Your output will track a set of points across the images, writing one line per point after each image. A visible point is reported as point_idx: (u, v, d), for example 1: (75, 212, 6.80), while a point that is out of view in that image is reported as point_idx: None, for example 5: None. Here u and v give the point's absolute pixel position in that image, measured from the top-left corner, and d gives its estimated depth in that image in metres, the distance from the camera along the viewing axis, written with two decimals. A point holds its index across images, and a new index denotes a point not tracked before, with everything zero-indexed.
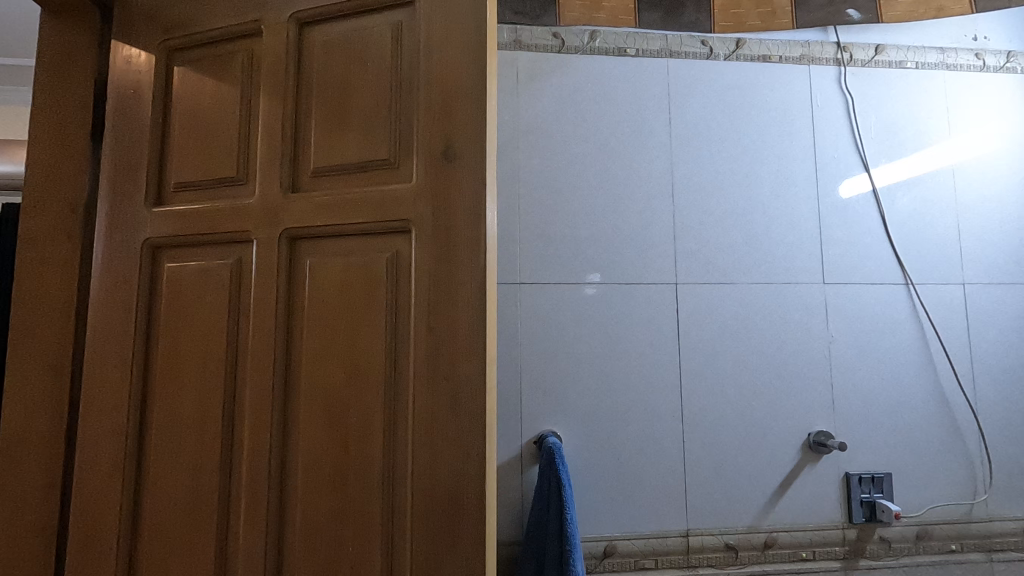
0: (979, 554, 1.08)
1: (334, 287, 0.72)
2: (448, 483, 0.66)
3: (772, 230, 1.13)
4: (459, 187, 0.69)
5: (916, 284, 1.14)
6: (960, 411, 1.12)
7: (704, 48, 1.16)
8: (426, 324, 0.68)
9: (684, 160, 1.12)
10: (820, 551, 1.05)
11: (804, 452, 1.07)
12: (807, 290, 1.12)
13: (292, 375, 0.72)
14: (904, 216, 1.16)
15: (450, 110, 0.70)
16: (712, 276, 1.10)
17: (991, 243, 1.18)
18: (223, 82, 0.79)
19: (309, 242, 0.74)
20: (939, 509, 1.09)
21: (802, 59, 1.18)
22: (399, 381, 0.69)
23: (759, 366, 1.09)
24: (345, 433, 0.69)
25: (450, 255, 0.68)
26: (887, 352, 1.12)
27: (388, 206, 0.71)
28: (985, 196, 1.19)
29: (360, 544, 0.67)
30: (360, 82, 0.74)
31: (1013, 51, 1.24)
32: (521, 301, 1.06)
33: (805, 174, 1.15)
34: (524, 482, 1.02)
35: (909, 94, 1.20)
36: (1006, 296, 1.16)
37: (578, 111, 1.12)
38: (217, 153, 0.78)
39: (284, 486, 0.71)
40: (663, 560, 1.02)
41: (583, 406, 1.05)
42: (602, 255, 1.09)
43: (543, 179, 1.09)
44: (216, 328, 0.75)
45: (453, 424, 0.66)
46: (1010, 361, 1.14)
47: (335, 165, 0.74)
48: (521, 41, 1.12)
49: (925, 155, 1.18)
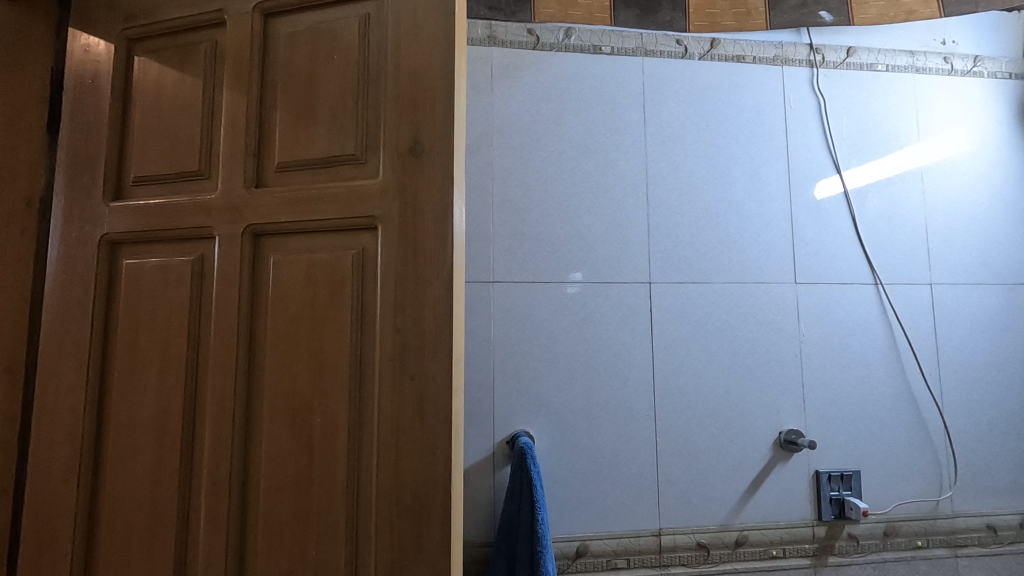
0: (944, 550, 1.10)
1: (298, 285, 0.70)
2: (413, 485, 0.65)
3: (746, 230, 1.13)
4: (427, 184, 0.68)
5: (885, 284, 1.16)
6: (927, 409, 1.14)
7: (679, 47, 1.16)
8: (392, 323, 0.67)
9: (658, 160, 1.12)
10: (790, 549, 1.06)
11: (775, 451, 1.08)
12: (779, 290, 1.13)
13: (255, 375, 0.70)
14: (874, 217, 1.18)
15: (417, 105, 0.69)
16: (686, 276, 1.10)
17: (957, 243, 1.20)
18: (185, 72, 0.77)
19: (274, 239, 0.72)
20: (906, 505, 1.11)
21: (776, 59, 1.18)
22: (365, 381, 0.67)
23: (732, 365, 1.09)
24: (309, 434, 0.67)
25: (417, 253, 0.67)
26: (857, 352, 1.13)
27: (354, 203, 0.69)
28: (952, 198, 1.21)
29: (324, 548, 0.66)
30: (327, 76, 0.72)
31: (980, 55, 1.26)
32: (495, 300, 1.05)
33: (778, 175, 1.16)
34: (496, 482, 1.01)
35: (880, 96, 1.21)
36: (971, 296, 1.19)
37: (553, 109, 1.11)
38: (180, 146, 0.76)
39: (246, 488, 0.69)
40: (636, 559, 1.02)
41: (557, 406, 1.04)
42: (576, 253, 1.08)
43: (518, 177, 1.09)
44: (175, 327, 0.72)
45: (419, 426, 0.65)
46: (975, 360, 1.17)
47: (300, 160, 0.72)
48: (495, 36, 1.11)
49: (895, 157, 1.20)
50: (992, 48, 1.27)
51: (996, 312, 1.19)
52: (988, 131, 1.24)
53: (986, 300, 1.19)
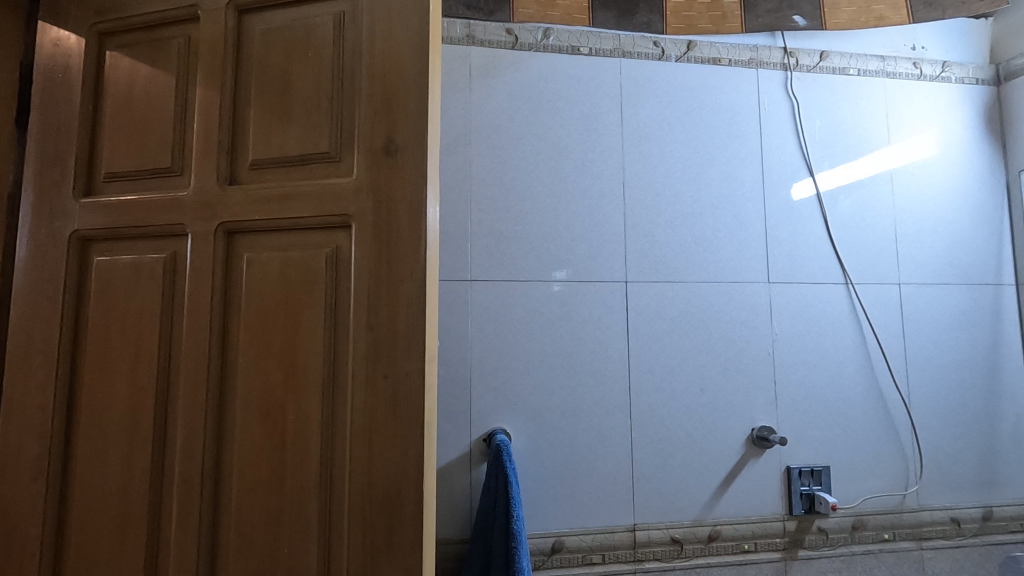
0: (910, 543, 1.13)
1: (272, 283, 0.70)
2: (386, 482, 0.65)
3: (720, 230, 1.15)
4: (401, 182, 0.68)
5: (855, 284, 1.19)
6: (894, 406, 1.17)
7: (656, 49, 1.17)
8: (365, 321, 0.67)
9: (636, 160, 1.14)
10: (761, 543, 1.08)
11: (748, 447, 1.10)
12: (753, 289, 1.15)
13: (227, 372, 0.70)
14: (846, 218, 1.20)
15: (392, 104, 0.69)
16: (662, 275, 1.12)
17: (925, 244, 1.23)
18: (158, 68, 0.76)
19: (247, 236, 0.71)
20: (874, 500, 1.14)
21: (751, 62, 1.20)
22: (338, 379, 0.68)
23: (707, 363, 1.11)
24: (282, 432, 0.68)
25: (391, 252, 0.67)
26: (828, 350, 1.16)
27: (327, 201, 0.69)
28: (921, 200, 1.24)
29: (297, 546, 0.66)
30: (301, 73, 0.72)
31: (949, 61, 1.29)
32: (473, 299, 1.06)
33: (752, 176, 1.17)
34: (473, 479, 1.02)
35: (853, 100, 1.24)
36: (938, 296, 1.22)
37: (532, 108, 1.12)
38: (152, 143, 0.75)
39: (218, 487, 0.69)
40: (611, 554, 1.03)
41: (534, 404, 1.05)
42: (555, 252, 1.09)
43: (496, 176, 1.09)
44: (147, 325, 0.72)
45: (392, 423, 0.65)
46: (941, 359, 1.20)
47: (273, 158, 0.72)
48: (474, 36, 1.11)
49: (867, 160, 1.23)
50: (960, 54, 1.30)
51: (961, 311, 1.22)
52: (955, 135, 1.28)
53: (952, 299, 1.22)
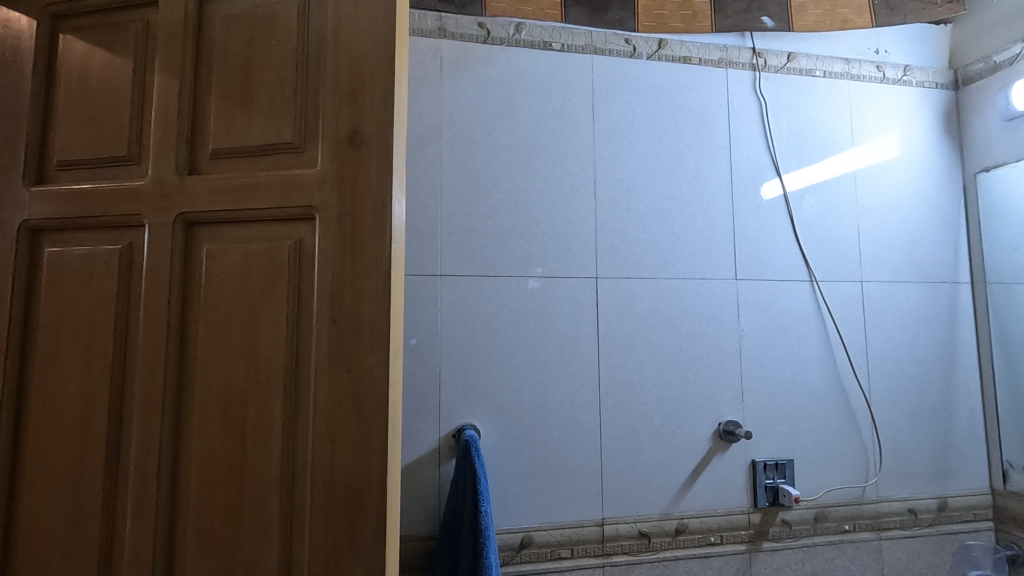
0: (869, 533, 1.17)
1: (232, 276, 0.68)
2: (349, 478, 0.64)
3: (690, 227, 1.16)
4: (367, 175, 0.67)
5: (819, 282, 1.21)
6: (856, 400, 1.20)
7: (628, 47, 1.18)
8: (328, 315, 0.66)
9: (606, 156, 1.14)
10: (726, 535, 1.10)
11: (715, 441, 1.12)
12: (721, 286, 1.16)
13: (186, 367, 0.68)
14: (811, 217, 1.23)
15: (357, 95, 0.68)
16: (632, 271, 1.13)
17: (886, 244, 1.26)
18: (115, 52, 0.74)
19: (208, 228, 0.69)
20: (836, 492, 1.16)
21: (721, 62, 1.22)
22: (301, 374, 0.66)
23: (676, 359, 1.12)
24: (243, 429, 0.66)
25: (356, 245, 0.66)
26: (793, 346, 1.18)
27: (291, 192, 0.68)
28: (883, 200, 1.27)
29: (257, 545, 0.65)
30: (264, 61, 0.71)
31: (910, 65, 1.33)
32: (442, 293, 1.05)
33: (721, 174, 1.19)
34: (442, 475, 1.02)
35: (819, 101, 1.26)
36: (898, 294, 1.25)
37: (504, 103, 1.11)
38: (109, 131, 0.72)
39: (175, 486, 0.67)
40: (580, 549, 1.04)
41: (505, 399, 1.05)
42: (526, 248, 1.09)
43: (466, 170, 1.08)
44: (102, 319, 0.69)
45: (356, 419, 0.65)
46: (901, 355, 1.24)
47: (235, 147, 0.70)
48: (445, 29, 1.10)
49: (832, 161, 1.25)
50: (921, 59, 1.34)
51: (920, 308, 1.26)
52: (916, 138, 1.31)
53: (911, 297, 1.26)
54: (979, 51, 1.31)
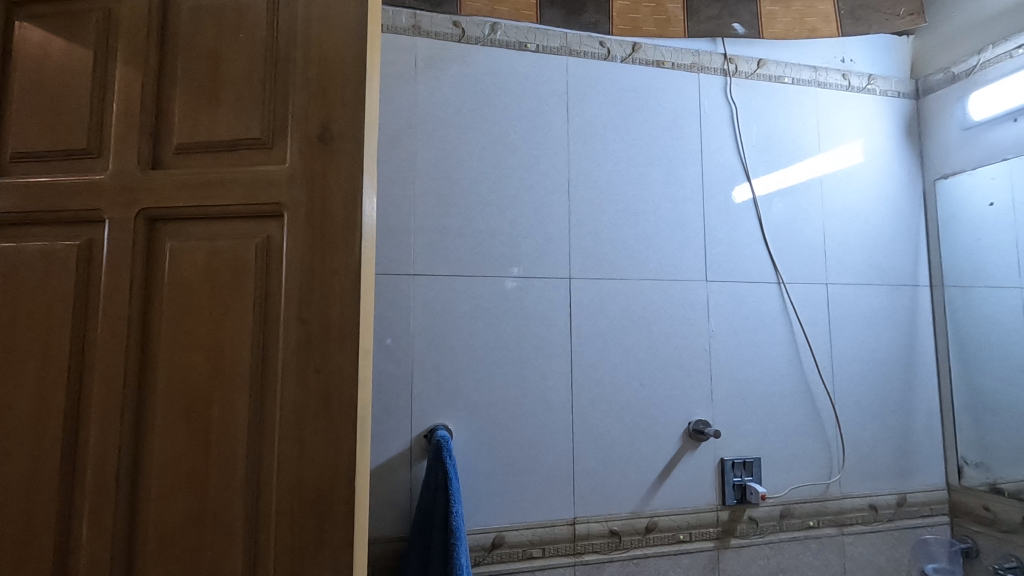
0: (833, 529, 1.20)
1: (197, 273, 0.66)
2: (316, 480, 0.63)
3: (662, 229, 1.18)
4: (336, 172, 0.66)
5: (787, 284, 1.24)
6: (821, 400, 1.23)
7: (602, 49, 1.19)
8: (297, 314, 0.65)
9: (580, 158, 1.15)
10: (695, 533, 1.12)
11: (685, 440, 1.13)
12: (692, 287, 1.18)
13: (147, 367, 0.66)
14: (779, 220, 1.25)
15: (328, 91, 0.67)
16: (605, 272, 1.14)
17: (851, 247, 1.30)
18: (73, 40, 0.71)
19: (172, 224, 0.67)
20: (801, 489, 1.19)
21: (693, 66, 1.24)
22: (268, 375, 0.65)
23: (647, 359, 1.14)
24: (206, 429, 0.64)
25: (325, 242, 0.65)
26: (761, 347, 1.21)
27: (258, 188, 0.66)
28: (849, 204, 1.31)
29: (221, 548, 0.63)
30: (232, 55, 0.69)
31: (874, 74, 1.37)
32: (416, 293, 1.04)
33: (693, 177, 1.21)
34: (414, 476, 1.01)
35: (787, 107, 1.29)
36: (862, 296, 1.29)
37: (478, 102, 1.11)
38: (67, 122, 0.70)
39: (135, 488, 0.65)
40: (551, 548, 1.05)
41: (478, 399, 1.05)
42: (500, 248, 1.09)
43: (440, 169, 1.08)
44: (57, 317, 0.67)
45: (323, 419, 0.64)
46: (864, 355, 1.27)
47: (200, 142, 0.68)
48: (420, 27, 1.10)
49: (800, 166, 1.29)
50: (884, 69, 1.39)
51: (882, 309, 1.30)
52: (879, 145, 1.36)
53: (874, 299, 1.30)
54: (939, 63, 1.36)
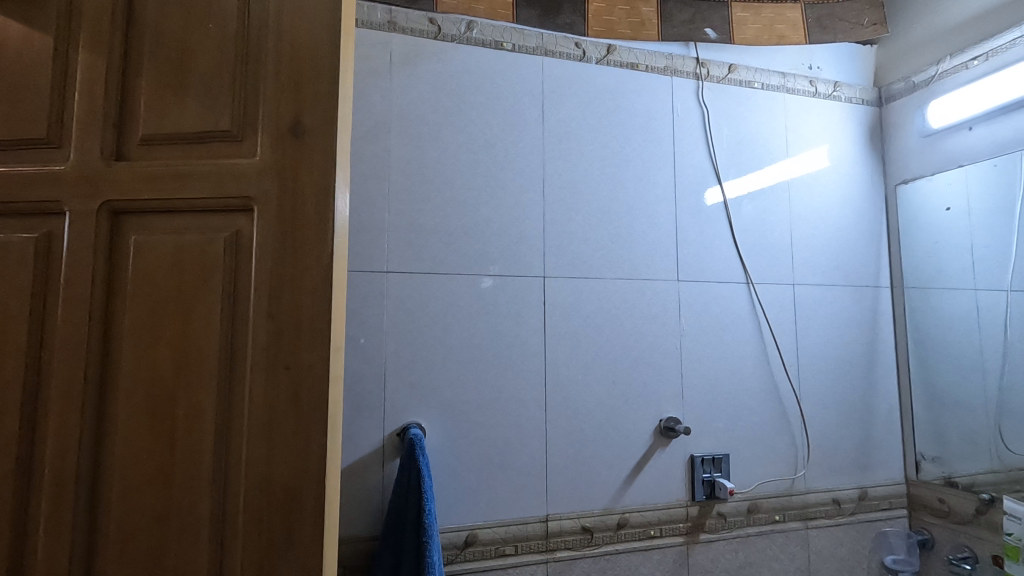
0: (798, 523, 1.23)
1: (163, 268, 0.64)
2: (285, 478, 0.62)
3: (635, 229, 1.19)
4: (308, 166, 0.65)
5: (755, 284, 1.27)
6: (787, 397, 1.26)
7: (577, 50, 1.20)
8: (266, 310, 0.64)
9: (555, 157, 1.16)
10: (665, 528, 1.14)
11: (656, 437, 1.15)
12: (664, 287, 1.20)
13: (110, 363, 0.64)
14: (749, 222, 1.28)
15: (300, 83, 0.66)
16: (579, 271, 1.15)
17: (816, 248, 1.34)
18: (29, 24, 0.68)
19: (137, 217, 0.65)
20: (768, 484, 1.22)
21: (666, 69, 1.26)
22: (235, 372, 0.64)
23: (620, 357, 1.15)
24: (171, 427, 0.63)
25: (296, 238, 0.65)
26: (730, 346, 1.23)
27: (227, 182, 0.65)
28: (815, 207, 1.35)
29: (186, 548, 0.62)
30: (201, 45, 0.68)
31: (839, 82, 1.42)
32: (389, 290, 1.04)
33: (666, 179, 1.23)
34: (387, 475, 1.00)
35: (757, 111, 1.32)
36: (826, 297, 1.33)
37: (454, 100, 1.11)
38: (23, 109, 0.66)
39: (95, 488, 0.62)
40: (524, 545, 1.05)
41: (452, 398, 1.04)
42: (475, 247, 1.09)
43: (415, 166, 1.07)
44: (13, 313, 0.64)
45: (293, 417, 0.63)
46: (828, 354, 1.31)
47: (167, 133, 0.67)
48: (396, 23, 1.09)
49: (769, 169, 1.32)
50: (849, 76, 1.43)
51: (846, 309, 1.35)
52: (844, 150, 1.40)
53: (838, 299, 1.34)
54: (900, 72, 1.41)
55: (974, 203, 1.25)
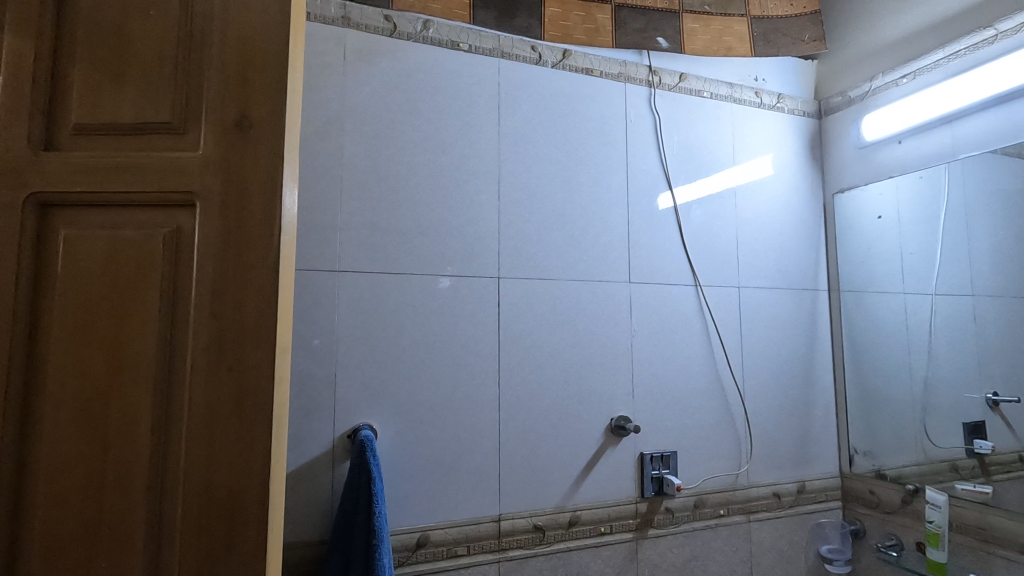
0: (741, 517, 1.28)
1: (97, 265, 0.61)
2: (226, 482, 0.60)
3: (589, 231, 1.21)
4: (254, 161, 0.63)
5: (703, 286, 1.31)
6: (731, 396, 1.31)
7: (533, 54, 1.21)
8: (208, 309, 0.62)
9: (510, 159, 1.17)
10: (616, 525, 1.16)
11: (607, 436, 1.17)
12: (616, 289, 1.22)
13: (35, 366, 0.60)
14: (698, 226, 1.33)
15: (246, 76, 0.64)
16: (533, 272, 1.16)
17: (760, 252, 1.39)
18: None
19: (68, 210, 0.62)
20: (713, 480, 1.27)
21: (620, 76, 1.29)
22: (174, 373, 0.61)
23: (572, 358, 1.17)
24: (104, 432, 0.60)
25: (241, 235, 0.63)
26: (678, 346, 1.27)
27: (168, 176, 0.63)
28: (759, 213, 1.41)
29: (120, 557, 0.59)
30: (141, 32, 0.65)
31: (783, 94, 1.49)
32: (340, 290, 1.02)
33: (619, 183, 1.26)
34: (337, 478, 0.98)
35: (706, 119, 1.37)
36: (769, 299, 1.39)
37: (409, 99, 1.10)
38: None
39: (17, 498, 0.59)
40: (476, 545, 1.05)
41: (404, 399, 1.03)
42: (430, 247, 1.09)
43: (368, 164, 1.06)
44: None
45: (235, 420, 0.61)
46: (770, 354, 1.37)
47: (103, 124, 0.63)
48: (350, 18, 1.07)
49: (717, 176, 1.37)
50: (791, 89, 1.51)
51: (787, 312, 1.41)
52: (786, 159, 1.47)
53: (780, 302, 1.40)
54: (838, 87, 1.49)
55: (904, 212, 1.33)
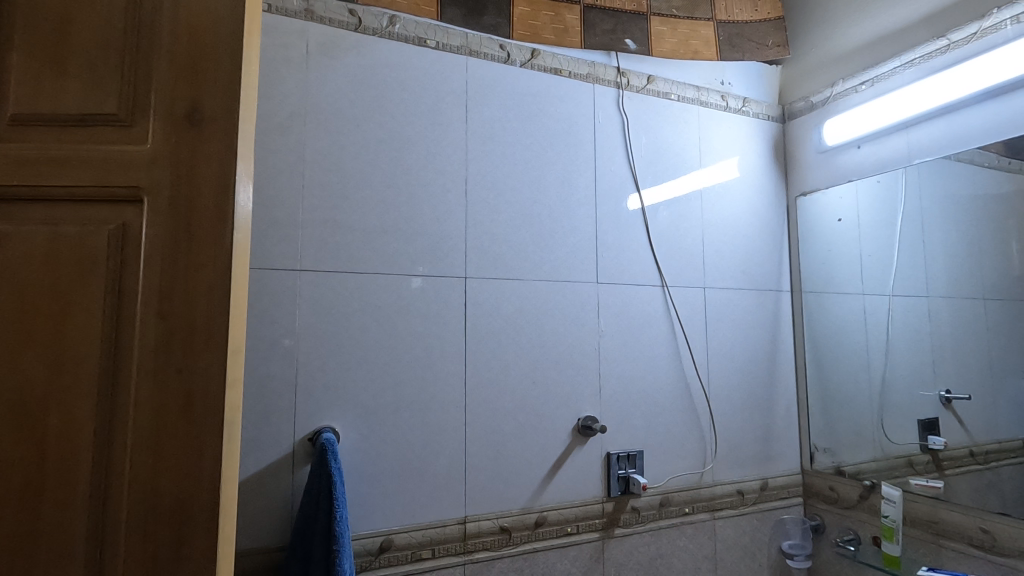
0: (705, 514, 1.30)
1: (34, 262, 0.58)
2: (174, 488, 0.58)
3: (557, 231, 1.21)
4: (206, 156, 0.61)
5: (670, 287, 1.33)
6: (697, 395, 1.32)
7: (502, 52, 1.20)
8: (156, 310, 0.59)
9: (478, 158, 1.16)
10: (582, 525, 1.17)
11: (574, 436, 1.18)
12: (584, 289, 1.23)
13: None
14: (664, 227, 1.34)
15: (197, 67, 0.62)
16: (500, 272, 1.15)
17: (725, 254, 1.42)
18: None
19: (3, 205, 0.59)
20: (679, 478, 1.28)
21: (589, 77, 1.29)
22: (119, 376, 0.59)
23: (539, 358, 1.16)
24: (42, 438, 0.57)
25: (191, 232, 0.60)
26: (645, 345, 1.28)
27: (113, 170, 0.60)
28: (725, 215, 1.43)
29: (57, 570, 0.56)
30: (84, 18, 0.62)
31: (748, 98, 1.51)
32: (302, 290, 0.99)
33: (587, 183, 1.26)
34: (297, 482, 0.96)
35: (674, 122, 1.38)
36: (734, 299, 1.41)
37: (374, 96, 1.08)
38: None
39: None
40: (441, 548, 1.04)
41: (367, 401, 1.01)
42: (395, 246, 1.07)
43: (332, 161, 1.04)
44: None
45: (183, 424, 0.59)
46: (734, 353, 1.39)
47: (43, 114, 0.60)
48: (313, 11, 1.05)
49: (684, 178, 1.38)
50: (756, 93, 1.53)
51: (751, 312, 1.44)
52: (751, 162, 1.49)
53: (744, 303, 1.43)
54: (801, 92, 1.52)
55: (862, 215, 1.37)
